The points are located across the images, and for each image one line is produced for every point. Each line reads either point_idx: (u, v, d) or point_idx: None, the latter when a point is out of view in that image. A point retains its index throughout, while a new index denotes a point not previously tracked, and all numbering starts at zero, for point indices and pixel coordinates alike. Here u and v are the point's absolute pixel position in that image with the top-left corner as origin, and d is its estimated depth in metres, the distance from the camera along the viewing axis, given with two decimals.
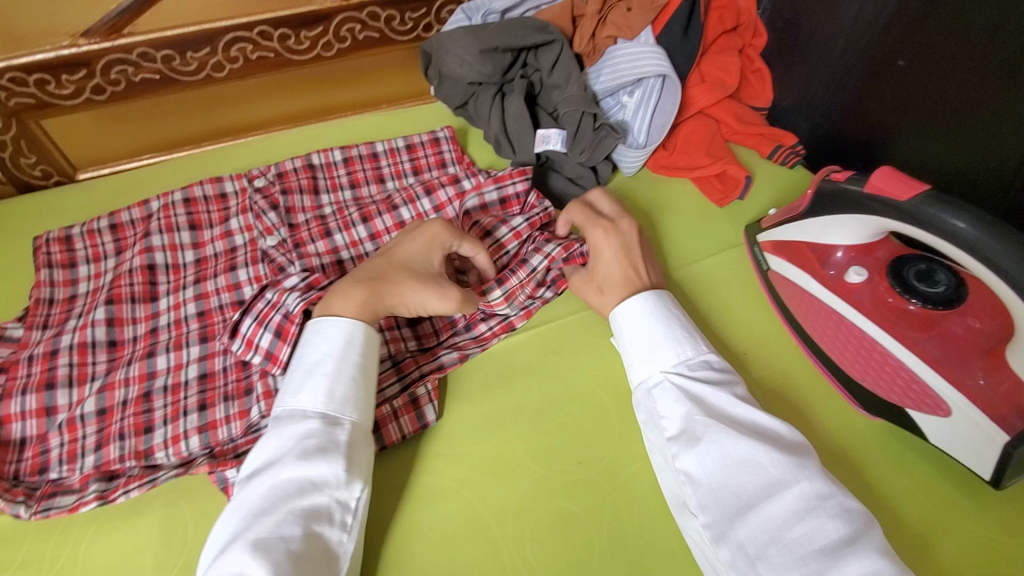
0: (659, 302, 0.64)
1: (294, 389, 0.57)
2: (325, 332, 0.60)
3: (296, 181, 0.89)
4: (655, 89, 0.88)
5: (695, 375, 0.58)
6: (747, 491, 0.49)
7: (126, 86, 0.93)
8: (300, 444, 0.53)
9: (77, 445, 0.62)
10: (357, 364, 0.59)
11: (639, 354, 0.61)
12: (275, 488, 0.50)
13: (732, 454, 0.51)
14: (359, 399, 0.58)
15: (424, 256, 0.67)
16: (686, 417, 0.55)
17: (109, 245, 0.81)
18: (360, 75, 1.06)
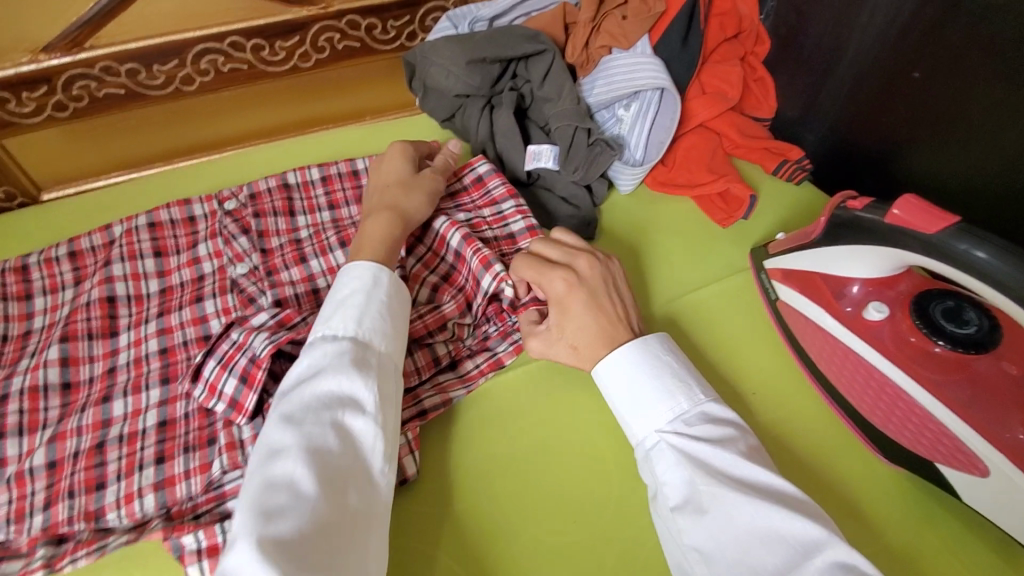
0: (648, 349, 0.58)
1: (334, 316, 0.57)
2: (356, 271, 0.61)
3: (270, 203, 0.83)
4: (652, 102, 0.82)
5: (692, 433, 0.53)
6: (762, 569, 0.44)
7: (90, 102, 0.87)
8: (334, 365, 0.53)
9: (24, 504, 0.56)
10: (384, 302, 0.59)
11: (632, 412, 0.56)
12: (314, 404, 0.51)
13: (741, 525, 0.46)
14: (389, 330, 0.58)
15: (394, 165, 0.74)
16: (687, 484, 0.50)
17: (68, 274, 0.75)
18: (340, 86, 1.01)
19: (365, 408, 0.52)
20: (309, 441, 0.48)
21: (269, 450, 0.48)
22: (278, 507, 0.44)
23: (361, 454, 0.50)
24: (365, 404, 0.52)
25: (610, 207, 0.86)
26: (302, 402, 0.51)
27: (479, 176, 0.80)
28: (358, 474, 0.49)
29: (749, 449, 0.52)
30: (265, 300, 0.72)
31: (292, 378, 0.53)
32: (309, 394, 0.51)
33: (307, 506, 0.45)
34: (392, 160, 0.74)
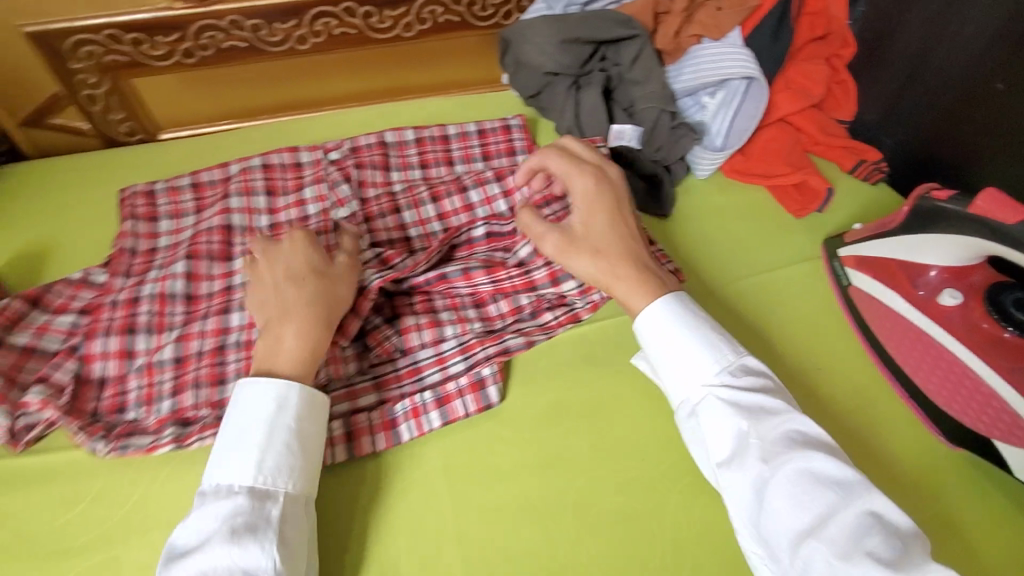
0: (687, 303, 0.60)
1: (234, 457, 0.52)
2: (262, 396, 0.55)
3: (368, 157, 0.90)
4: (739, 91, 0.86)
5: (735, 385, 0.55)
6: (804, 518, 0.48)
7: (216, 52, 0.95)
8: (227, 526, 0.48)
9: (153, 390, 0.64)
10: (291, 430, 0.54)
11: (677, 369, 0.58)
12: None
13: (786, 473, 0.50)
14: (295, 467, 0.53)
15: (295, 259, 0.63)
16: (734, 436, 0.53)
17: (189, 202, 0.84)
18: (435, 58, 1.07)
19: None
20: None
21: None
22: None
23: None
24: (261, 574, 0.47)
25: (686, 190, 0.90)
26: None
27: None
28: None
29: (788, 401, 0.55)
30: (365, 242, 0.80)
31: (184, 544, 0.49)
32: (197, 572, 0.47)
33: None
34: (291, 254, 0.64)
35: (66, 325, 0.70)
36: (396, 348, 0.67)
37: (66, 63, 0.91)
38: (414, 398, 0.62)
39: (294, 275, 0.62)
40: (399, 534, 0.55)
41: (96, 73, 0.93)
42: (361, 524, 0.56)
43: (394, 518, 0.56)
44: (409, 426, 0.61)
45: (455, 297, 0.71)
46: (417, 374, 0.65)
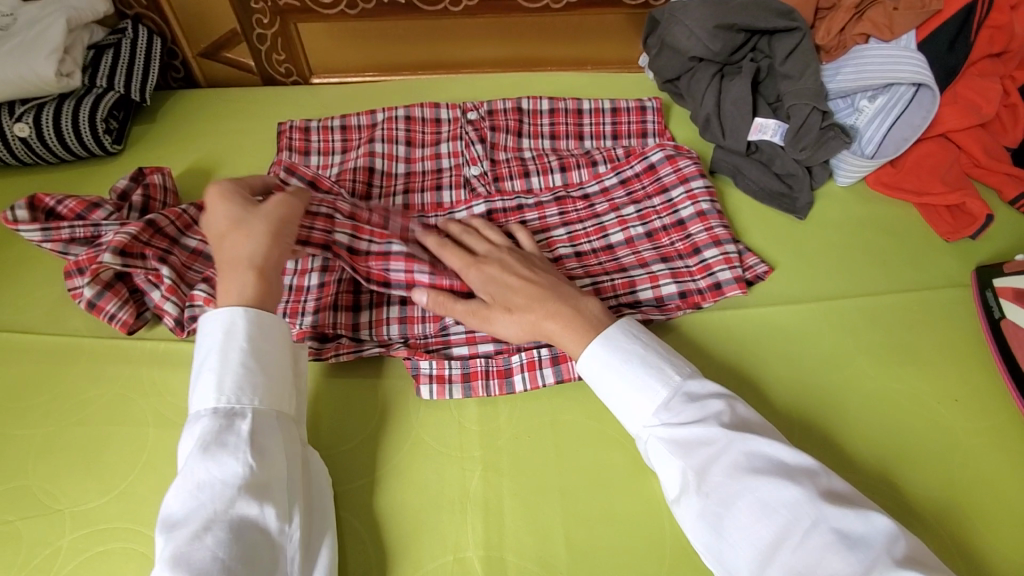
0: (611, 343, 0.57)
1: (197, 388, 0.53)
2: (210, 328, 0.55)
3: (504, 121, 0.93)
4: (903, 98, 0.81)
5: (676, 420, 0.53)
6: (758, 542, 0.46)
7: (376, 5, 1.01)
8: (200, 444, 0.49)
9: (298, 305, 0.68)
10: (244, 349, 0.54)
11: (619, 409, 0.56)
12: (188, 498, 0.47)
13: (732, 506, 0.48)
14: (259, 384, 0.54)
15: (220, 204, 0.61)
16: (681, 475, 0.51)
17: (337, 142, 0.91)
18: (577, 33, 1.07)
19: (235, 484, 0.48)
20: (182, 545, 0.45)
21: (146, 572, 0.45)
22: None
23: (246, 525, 0.48)
24: (236, 479, 0.48)
25: (824, 195, 0.86)
26: (178, 501, 0.47)
27: (650, 164, 0.85)
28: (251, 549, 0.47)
29: (730, 418, 0.52)
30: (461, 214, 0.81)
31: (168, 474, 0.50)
32: (179, 488, 0.48)
33: None
34: (220, 204, 0.62)
35: None
36: None
37: (248, 3, 1.02)
38: (531, 351, 0.64)
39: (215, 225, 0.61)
40: (502, 476, 0.58)
41: (269, 15, 1.03)
42: (469, 459, 0.59)
43: (499, 461, 0.59)
44: (523, 377, 0.63)
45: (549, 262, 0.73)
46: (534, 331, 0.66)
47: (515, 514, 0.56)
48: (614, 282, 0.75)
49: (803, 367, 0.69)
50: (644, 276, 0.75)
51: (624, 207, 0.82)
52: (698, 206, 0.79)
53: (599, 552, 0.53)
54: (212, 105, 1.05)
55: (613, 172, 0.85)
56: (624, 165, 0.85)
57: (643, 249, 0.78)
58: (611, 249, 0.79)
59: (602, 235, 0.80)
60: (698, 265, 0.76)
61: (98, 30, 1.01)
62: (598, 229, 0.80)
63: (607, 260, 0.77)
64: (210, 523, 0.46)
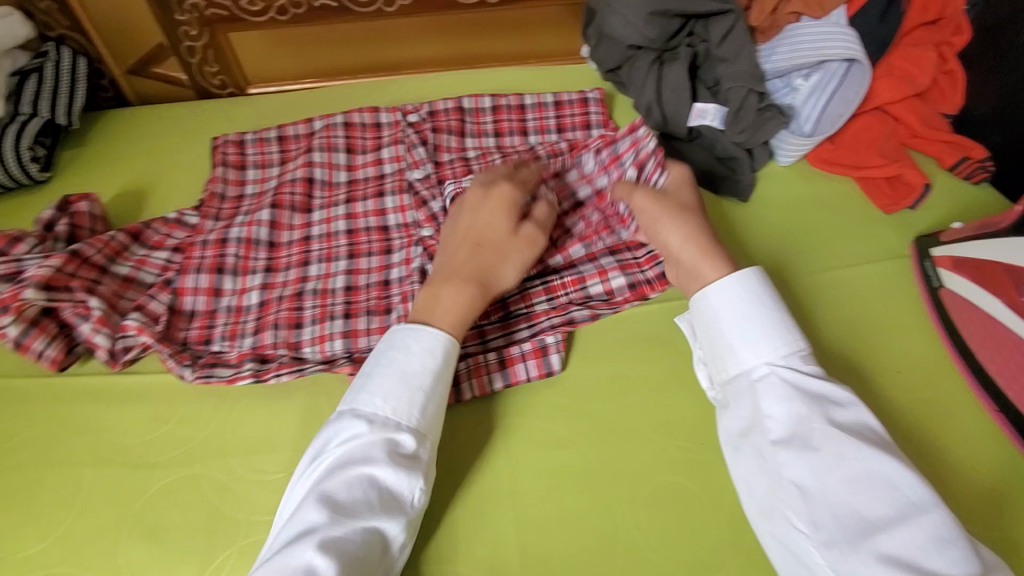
0: (751, 284, 0.58)
1: (379, 390, 0.55)
2: (422, 341, 0.57)
3: (446, 121, 0.91)
4: (836, 74, 0.82)
5: (806, 370, 0.54)
6: (867, 510, 0.46)
7: (306, 10, 0.98)
8: (384, 451, 0.52)
9: (237, 327, 0.68)
10: (447, 384, 0.57)
11: (741, 340, 0.56)
12: (360, 489, 0.49)
13: (856, 465, 0.48)
14: (441, 419, 0.56)
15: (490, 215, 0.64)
16: (793, 418, 0.51)
17: (275, 154, 0.88)
18: (517, 28, 1.06)
19: (400, 502, 0.51)
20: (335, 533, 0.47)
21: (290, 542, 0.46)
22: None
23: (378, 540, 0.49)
24: (403, 498, 0.51)
25: (766, 175, 0.87)
26: (339, 486, 0.50)
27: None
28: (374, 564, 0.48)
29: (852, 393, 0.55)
30: (394, 219, 0.80)
31: (337, 454, 0.52)
32: (353, 476, 0.50)
33: None
34: (491, 210, 0.65)
35: (161, 260, 0.75)
36: None
37: (173, 14, 0.98)
38: (478, 357, 0.64)
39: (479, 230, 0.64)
40: (453, 487, 0.57)
41: (196, 26, 1.00)
42: None
43: (451, 470, 0.58)
44: (471, 384, 0.62)
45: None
46: (483, 338, 0.66)
47: (467, 524, 0.55)
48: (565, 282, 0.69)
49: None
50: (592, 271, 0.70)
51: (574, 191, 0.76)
52: None
53: (554, 555, 0.53)
54: (143, 124, 1.01)
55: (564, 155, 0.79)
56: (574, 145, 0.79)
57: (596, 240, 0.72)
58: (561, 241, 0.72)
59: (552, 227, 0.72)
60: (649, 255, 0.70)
61: (20, 54, 0.96)
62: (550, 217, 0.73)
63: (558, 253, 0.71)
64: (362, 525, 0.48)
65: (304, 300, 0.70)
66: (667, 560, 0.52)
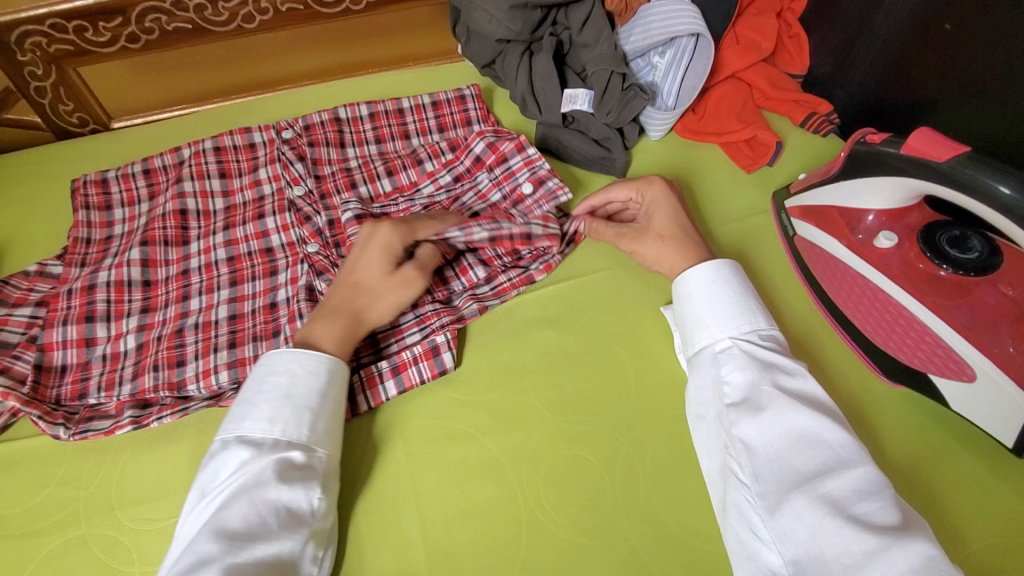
0: (718, 271, 0.63)
1: (265, 415, 0.55)
2: (305, 363, 0.58)
3: (322, 134, 0.90)
4: (686, 50, 0.86)
5: (764, 344, 0.57)
6: (802, 467, 0.48)
7: (160, 35, 0.94)
8: (275, 472, 0.51)
9: (115, 375, 0.65)
10: (336, 399, 0.58)
11: (706, 317, 0.60)
12: (262, 511, 0.49)
13: (799, 428, 0.50)
14: (338, 435, 0.57)
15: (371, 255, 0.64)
16: (749, 385, 0.54)
17: (143, 189, 0.85)
18: (389, 33, 1.05)
19: (307, 519, 0.51)
20: (238, 557, 0.46)
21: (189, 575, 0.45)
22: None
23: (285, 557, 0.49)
24: (307, 514, 0.51)
25: (640, 151, 0.91)
26: (232, 515, 0.49)
27: (477, 156, 0.83)
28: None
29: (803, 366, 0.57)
30: (277, 239, 0.79)
31: (229, 485, 0.50)
32: (250, 496, 0.49)
33: None
34: (370, 252, 0.64)
35: (25, 317, 0.70)
36: None
37: (14, 56, 0.92)
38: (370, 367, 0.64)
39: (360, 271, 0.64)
40: (357, 500, 0.57)
41: (41, 64, 0.93)
42: None
43: (353, 481, 0.58)
44: (367, 395, 0.62)
45: None
46: (376, 346, 0.67)
47: (373, 535, 0.55)
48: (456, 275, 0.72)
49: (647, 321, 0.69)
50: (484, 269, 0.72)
51: (463, 195, 0.81)
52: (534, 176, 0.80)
53: (461, 548, 0.54)
54: None
55: (445, 169, 0.83)
56: (455, 159, 0.83)
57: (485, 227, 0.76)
58: None
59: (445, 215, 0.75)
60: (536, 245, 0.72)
61: None
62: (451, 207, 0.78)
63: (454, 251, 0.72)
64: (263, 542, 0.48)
65: (185, 337, 0.67)
66: (567, 531, 0.54)
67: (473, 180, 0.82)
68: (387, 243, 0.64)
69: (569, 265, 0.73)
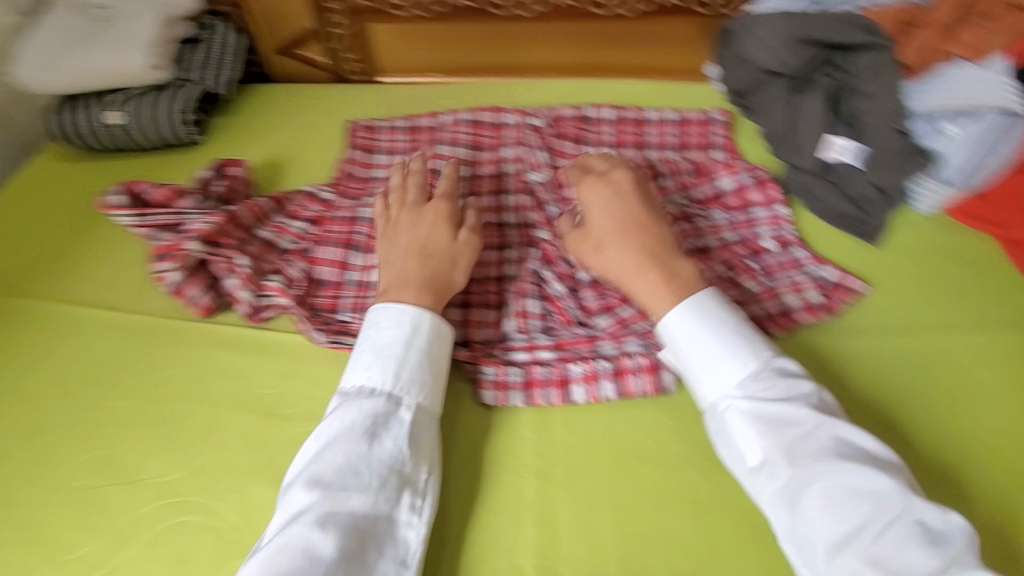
0: (703, 307, 0.63)
1: (362, 367, 0.62)
2: (392, 315, 0.64)
3: (569, 128, 0.94)
4: (992, 125, 0.75)
5: (761, 391, 0.58)
6: (839, 526, 0.51)
7: (448, 8, 1.04)
8: (368, 422, 0.58)
9: (364, 301, 0.74)
10: (423, 350, 0.63)
11: (697, 367, 0.62)
12: (359, 458, 0.56)
13: (819, 487, 0.52)
14: (423, 380, 0.62)
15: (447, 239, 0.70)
16: (764, 449, 0.56)
17: (404, 143, 0.94)
18: (645, 43, 1.06)
19: (395, 467, 0.56)
20: (334, 502, 0.53)
21: (292, 515, 0.53)
22: (303, 569, 0.49)
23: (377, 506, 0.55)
24: (398, 462, 0.57)
25: (903, 222, 0.83)
26: (331, 463, 0.55)
27: (720, 190, 0.84)
28: (372, 521, 0.54)
29: (819, 407, 0.57)
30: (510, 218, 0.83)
31: (326, 434, 0.57)
32: (349, 442, 0.56)
33: (320, 555, 0.50)
34: (431, 224, 0.71)
35: (298, 229, 0.81)
36: (577, 320, 0.72)
37: (328, 5, 1.06)
38: (592, 363, 0.68)
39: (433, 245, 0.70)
40: (557, 486, 0.62)
41: (348, 16, 1.07)
42: (525, 468, 0.63)
43: (560, 466, 0.64)
44: (583, 389, 0.67)
45: (594, 275, 0.75)
46: (594, 344, 0.70)
47: (570, 524, 0.60)
48: None
49: (850, 405, 0.67)
50: None
51: (697, 219, 0.81)
52: (778, 231, 0.80)
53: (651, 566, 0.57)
54: (282, 97, 1.08)
55: (680, 190, 0.84)
56: (697, 184, 0.84)
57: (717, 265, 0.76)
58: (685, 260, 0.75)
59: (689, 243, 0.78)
60: (766, 292, 0.74)
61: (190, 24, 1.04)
62: (692, 232, 0.79)
63: None
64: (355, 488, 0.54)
65: None
66: None
67: (707, 211, 0.82)
68: (439, 218, 0.71)
69: (807, 323, 0.72)
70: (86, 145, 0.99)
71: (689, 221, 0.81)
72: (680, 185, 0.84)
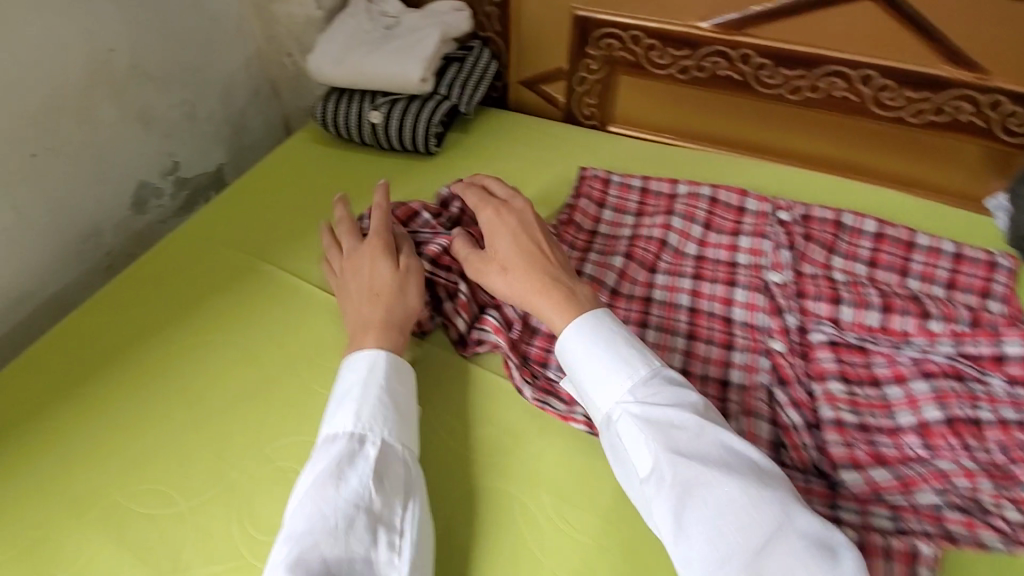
0: (601, 322, 0.65)
1: (328, 416, 0.63)
2: (353, 361, 0.67)
3: (819, 231, 0.85)
4: None
5: (649, 399, 0.59)
6: (719, 535, 0.52)
7: (708, 75, 1.00)
8: (334, 465, 0.58)
9: None
10: (382, 384, 0.64)
11: (598, 376, 0.62)
12: (330, 505, 0.55)
13: (687, 486, 0.54)
14: (386, 416, 0.62)
15: (379, 271, 0.75)
16: (653, 457, 0.57)
17: (633, 204, 0.91)
18: (920, 154, 0.96)
19: (365, 506, 0.56)
20: (305, 554, 0.52)
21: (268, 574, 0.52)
22: None
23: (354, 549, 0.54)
24: (365, 503, 0.56)
25: None
26: (301, 518, 0.55)
27: (1003, 354, 0.72)
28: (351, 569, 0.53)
29: (700, 408, 0.59)
30: (740, 314, 0.79)
31: (297, 489, 0.58)
32: (320, 494, 0.56)
33: None
34: (371, 259, 0.76)
35: None
36: (814, 462, 0.65)
37: (586, 49, 1.06)
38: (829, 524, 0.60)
39: (382, 286, 0.74)
40: None
41: (600, 62, 1.07)
42: None
43: None
44: None
45: (839, 412, 0.68)
46: (834, 500, 0.62)
47: None
48: (951, 486, 0.62)
49: None
50: (987, 497, 0.62)
51: (967, 380, 0.71)
52: None
53: None
54: (516, 127, 1.11)
55: (950, 339, 0.74)
56: (967, 336, 0.73)
57: (993, 446, 0.66)
58: (959, 427, 0.67)
59: (971, 411, 0.68)
60: None
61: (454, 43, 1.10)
62: (969, 396, 0.69)
63: (947, 461, 0.65)
64: (328, 533, 0.54)
65: None
66: None
67: (982, 372, 0.71)
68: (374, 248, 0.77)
69: None
70: (339, 135, 1.08)
71: (960, 380, 0.71)
72: (953, 333, 0.74)
